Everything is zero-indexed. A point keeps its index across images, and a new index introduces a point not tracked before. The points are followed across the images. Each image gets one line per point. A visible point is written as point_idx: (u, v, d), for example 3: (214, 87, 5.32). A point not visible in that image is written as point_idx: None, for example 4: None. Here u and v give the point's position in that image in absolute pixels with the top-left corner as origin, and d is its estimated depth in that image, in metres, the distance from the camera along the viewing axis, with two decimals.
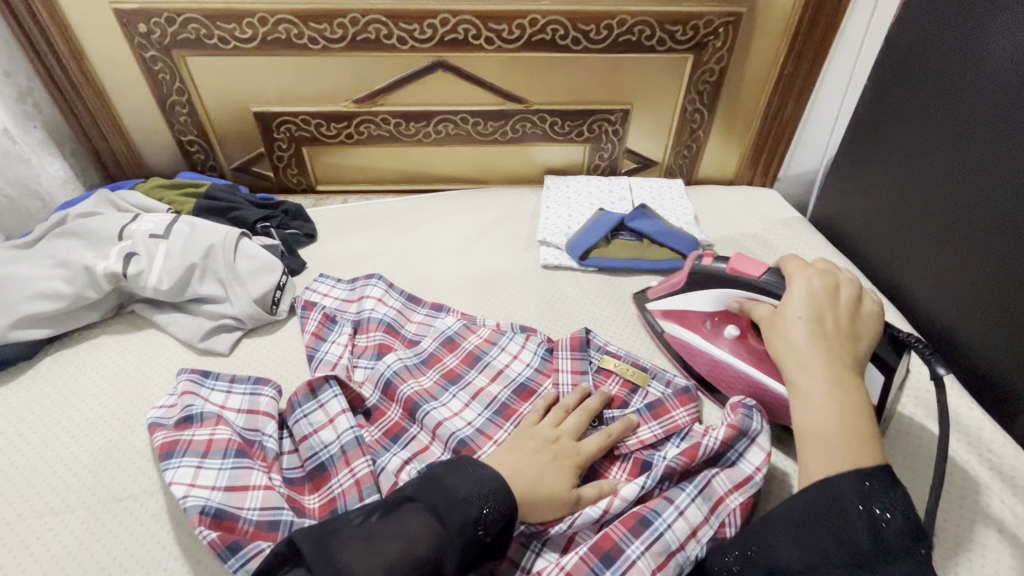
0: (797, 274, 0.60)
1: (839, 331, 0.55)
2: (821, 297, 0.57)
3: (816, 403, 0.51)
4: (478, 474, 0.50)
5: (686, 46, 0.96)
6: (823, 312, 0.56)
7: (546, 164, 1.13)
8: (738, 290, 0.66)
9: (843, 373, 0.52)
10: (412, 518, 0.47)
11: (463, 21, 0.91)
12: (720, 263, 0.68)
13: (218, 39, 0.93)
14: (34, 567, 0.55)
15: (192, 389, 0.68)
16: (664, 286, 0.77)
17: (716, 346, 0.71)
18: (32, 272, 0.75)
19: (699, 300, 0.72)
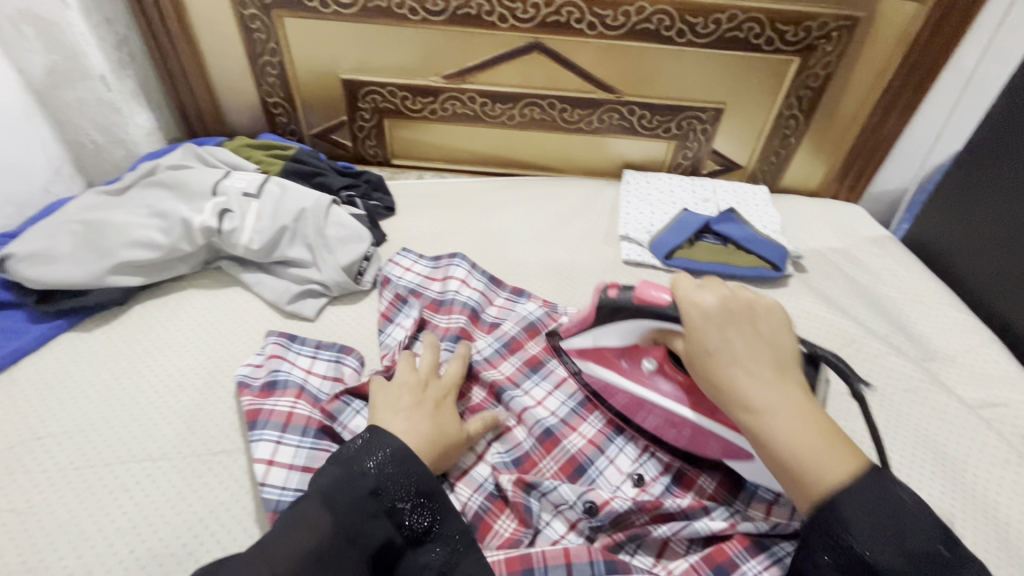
0: (690, 297, 0.52)
1: (756, 343, 0.49)
2: (716, 315, 0.51)
3: (796, 448, 0.44)
4: (372, 450, 0.49)
5: (794, 48, 0.92)
6: (728, 332, 0.50)
7: (625, 158, 1.11)
8: (658, 322, 0.55)
9: (791, 395, 0.47)
10: (314, 514, 0.45)
11: (568, 3, 0.89)
12: (627, 294, 0.56)
13: (320, 2, 0.92)
14: (133, 512, 0.55)
15: (279, 353, 0.67)
16: (571, 321, 0.63)
17: (636, 385, 0.60)
18: (128, 220, 0.75)
19: (608, 336, 0.60)
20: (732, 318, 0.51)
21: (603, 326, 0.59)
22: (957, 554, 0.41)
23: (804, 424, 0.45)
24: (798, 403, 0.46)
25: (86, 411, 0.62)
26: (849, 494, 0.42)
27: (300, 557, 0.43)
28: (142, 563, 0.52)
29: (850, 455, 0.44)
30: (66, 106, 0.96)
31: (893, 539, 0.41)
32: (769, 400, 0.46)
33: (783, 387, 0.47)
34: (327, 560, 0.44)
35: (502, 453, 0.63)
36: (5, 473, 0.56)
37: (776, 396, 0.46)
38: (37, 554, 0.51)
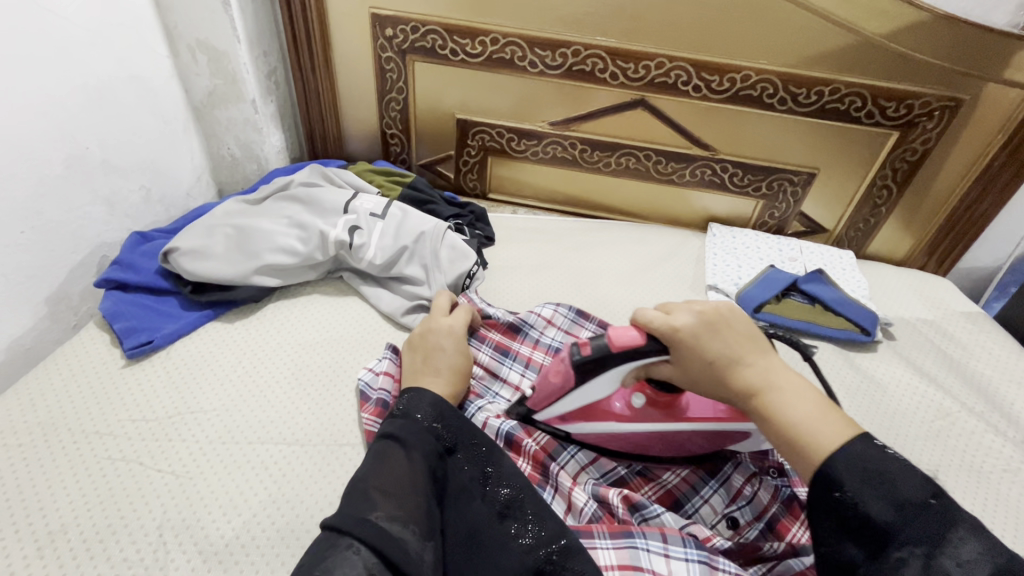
0: (672, 322, 0.57)
1: (738, 336, 0.57)
2: (701, 330, 0.56)
3: (815, 426, 0.50)
4: (419, 400, 0.59)
5: (895, 123, 0.95)
6: (714, 337, 0.56)
7: (711, 211, 1.15)
8: (633, 362, 0.60)
9: (796, 387, 0.53)
10: (391, 451, 0.54)
11: (677, 66, 0.96)
12: (600, 345, 0.59)
13: (450, 50, 1.03)
14: (271, 487, 0.61)
15: (393, 372, 0.72)
16: (544, 390, 0.65)
17: (638, 422, 0.64)
18: (272, 228, 0.84)
19: (593, 392, 0.63)
20: (706, 321, 0.57)
21: (586, 385, 0.62)
22: (944, 506, 0.44)
23: (804, 400, 0.52)
24: (799, 386, 0.53)
25: (229, 393, 0.70)
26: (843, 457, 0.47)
27: (395, 482, 0.51)
28: (282, 535, 0.57)
29: (840, 420, 0.50)
30: (217, 123, 1.09)
31: (884, 490, 0.45)
32: (766, 379, 0.54)
33: (774, 370, 0.55)
34: (412, 483, 0.51)
35: (596, 477, 0.66)
36: (165, 441, 0.64)
37: (772, 377, 0.54)
38: (194, 515, 0.58)
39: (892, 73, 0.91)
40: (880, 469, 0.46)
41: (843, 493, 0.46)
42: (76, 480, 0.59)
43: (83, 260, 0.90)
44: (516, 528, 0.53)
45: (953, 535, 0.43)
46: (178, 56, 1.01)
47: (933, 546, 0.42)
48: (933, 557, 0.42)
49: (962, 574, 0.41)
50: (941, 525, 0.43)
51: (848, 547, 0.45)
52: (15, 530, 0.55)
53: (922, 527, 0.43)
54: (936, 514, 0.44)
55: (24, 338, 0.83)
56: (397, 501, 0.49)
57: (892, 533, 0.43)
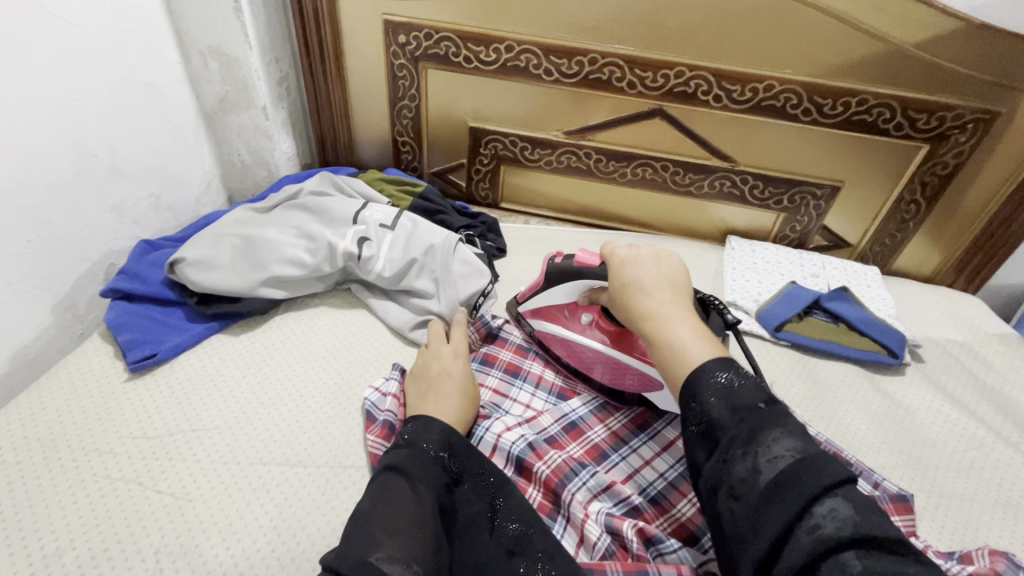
0: (613, 254, 0.65)
1: (659, 276, 0.61)
2: (629, 259, 0.63)
3: (682, 344, 0.53)
4: (426, 427, 0.57)
5: (925, 135, 0.91)
6: (637, 269, 0.62)
7: (729, 224, 1.12)
8: (585, 280, 0.71)
9: (691, 320, 0.56)
10: (397, 484, 0.50)
11: (698, 76, 0.93)
12: (568, 261, 0.72)
13: (464, 58, 1.01)
14: (273, 512, 0.59)
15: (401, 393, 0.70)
16: (532, 288, 0.80)
17: (577, 334, 0.75)
18: (280, 239, 0.83)
19: (555, 295, 0.76)
20: (645, 259, 0.63)
21: (551, 286, 0.75)
22: (778, 412, 0.46)
23: (687, 325, 0.55)
24: (687, 318, 0.56)
25: (232, 411, 0.68)
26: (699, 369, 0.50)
27: (403, 520, 0.47)
28: (282, 564, 0.55)
29: (714, 346, 0.53)
30: (227, 129, 1.08)
31: (725, 397, 0.47)
32: (661, 308, 0.57)
33: (674, 303, 0.58)
34: (420, 520, 0.48)
35: (610, 505, 0.63)
36: (166, 460, 0.62)
37: (667, 307, 0.57)
38: (193, 540, 0.56)
39: (923, 84, 0.87)
40: (728, 383, 0.48)
41: (693, 402, 0.49)
42: (74, 500, 0.58)
43: (90, 268, 0.89)
44: (525, 566, 0.52)
45: (770, 433, 0.44)
46: (189, 62, 0.99)
47: (748, 441, 0.44)
48: (749, 450, 0.44)
49: (767, 466, 0.42)
50: (764, 423, 0.45)
51: (696, 452, 0.48)
52: (9, 552, 0.53)
53: (743, 424, 0.45)
54: (763, 416, 0.45)
55: (30, 347, 0.82)
56: (404, 540, 0.46)
57: (723, 431, 0.46)
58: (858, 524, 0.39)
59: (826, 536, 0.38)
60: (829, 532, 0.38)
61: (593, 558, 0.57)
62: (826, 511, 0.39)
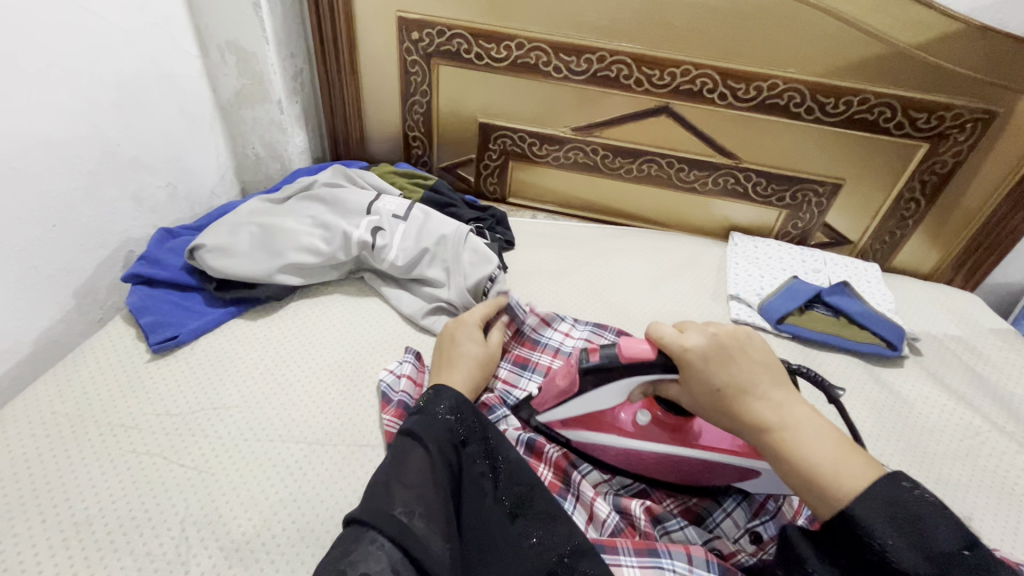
0: (687, 351, 0.54)
1: (753, 368, 0.53)
2: (712, 352, 0.53)
3: (829, 462, 0.46)
4: (442, 393, 0.58)
5: (925, 135, 0.94)
6: (729, 366, 0.53)
7: (732, 220, 1.14)
8: (642, 380, 0.59)
9: (828, 433, 0.49)
10: (412, 448, 0.53)
11: (703, 74, 0.95)
12: (609, 354, 0.59)
13: (475, 54, 1.03)
14: (294, 486, 0.61)
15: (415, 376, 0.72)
16: (553, 397, 0.66)
17: (633, 438, 0.63)
18: (296, 227, 0.85)
19: (597, 402, 0.63)
20: (721, 347, 0.54)
21: (588, 394, 0.63)
22: (982, 557, 0.40)
23: (820, 437, 0.48)
24: (813, 423, 0.50)
25: (251, 391, 0.71)
26: (868, 502, 0.43)
27: (417, 481, 0.50)
28: (302, 535, 0.57)
29: (865, 462, 0.46)
30: (242, 122, 1.10)
31: (913, 539, 0.41)
32: (783, 419, 0.50)
33: (790, 407, 0.51)
34: (431, 480, 0.51)
35: (616, 490, 0.66)
36: (188, 436, 0.65)
37: (787, 415, 0.50)
38: (216, 510, 0.58)
39: (923, 83, 0.90)
40: (912, 511, 0.41)
41: (871, 541, 0.42)
42: (100, 472, 0.60)
43: (110, 255, 0.91)
44: (530, 529, 0.53)
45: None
46: (208, 56, 1.02)
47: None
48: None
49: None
50: None
51: None
52: (41, 519, 0.56)
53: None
54: (972, 569, 0.39)
55: (51, 330, 0.84)
56: (420, 496, 0.49)
57: None
58: None
59: None
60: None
61: (604, 533, 0.59)
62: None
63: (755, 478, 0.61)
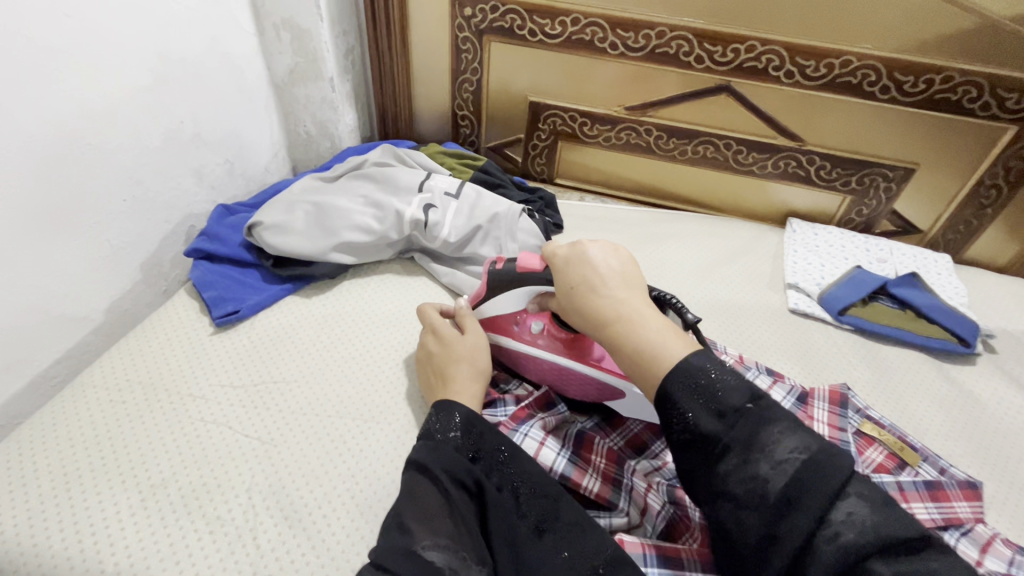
0: (558, 258, 0.59)
1: (615, 274, 0.55)
2: (572, 257, 0.57)
3: (661, 340, 0.49)
4: (447, 412, 0.58)
5: (1014, 116, 0.87)
6: (588, 263, 0.56)
7: (789, 206, 1.10)
8: (531, 287, 0.67)
9: (671, 328, 0.50)
10: (423, 481, 0.53)
11: (770, 50, 0.90)
12: (510, 268, 0.69)
13: (528, 31, 1.01)
14: (351, 462, 0.63)
15: None
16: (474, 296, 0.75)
17: (525, 345, 0.71)
18: (349, 206, 0.86)
19: (500, 306, 0.72)
20: (587, 252, 0.57)
21: (496, 295, 0.71)
22: (764, 408, 0.44)
23: (656, 323, 0.51)
24: (650, 316, 0.51)
25: (307, 366, 0.72)
26: (674, 374, 0.46)
27: (426, 516, 0.50)
28: (360, 510, 0.59)
29: (690, 343, 0.49)
30: (295, 100, 1.12)
31: (708, 401, 0.45)
32: (618, 304, 0.53)
33: (630, 296, 0.53)
34: (442, 510, 0.51)
35: (671, 479, 0.64)
36: (253, 407, 0.67)
37: (626, 304, 0.53)
38: (280, 482, 0.60)
39: (1016, 59, 0.83)
40: (713, 385, 0.45)
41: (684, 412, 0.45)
42: (173, 439, 0.63)
43: (173, 229, 0.95)
44: (556, 542, 0.52)
45: (771, 433, 0.43)
46: (263, 34, 1.03)
47: (750, 447, 0.43)
48: (748, 460, 0.42)
49: (774, 475, 0.42)
50: (757, 427, 0.43)
51: (690, 459, 0.45)
52: (121, 481, 0.59)
53: (740, 432, 0.43)
54: (752, 417, 0.44)
55: (123, 301, 0.88)
56: (434, 526, 0.50)
57: (717, 440, 0.44)
58: (876, 526, 0.40)
59: (848, 545, 0.39)
60: (849, 542, 0.39)
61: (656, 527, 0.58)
62: (843, 517, 0.40)
63: (621, 401, 0.67)
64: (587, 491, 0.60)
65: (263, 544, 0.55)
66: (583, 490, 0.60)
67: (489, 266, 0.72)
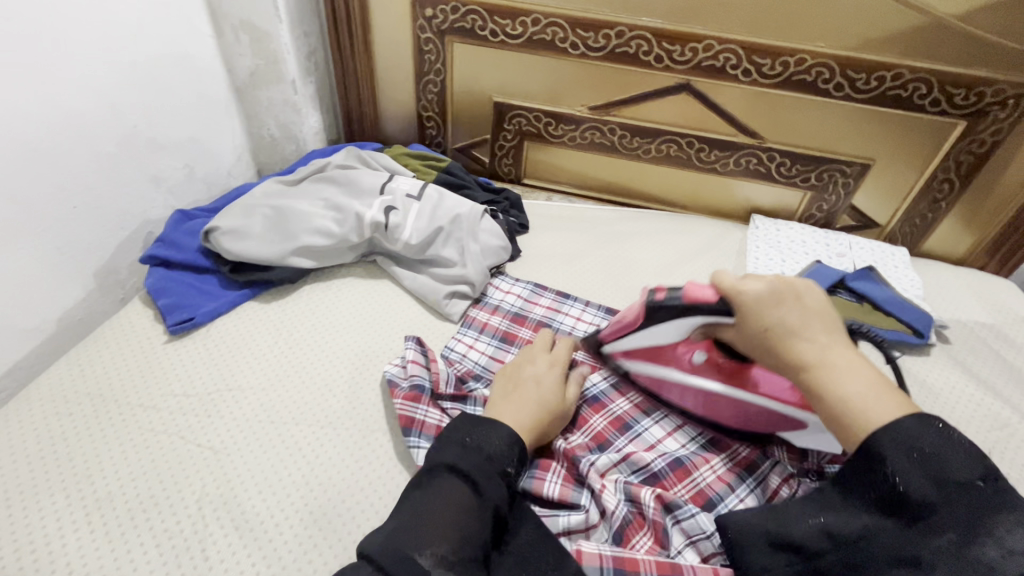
0: (740, 292, 0.56)
1: (808, 314, 0.54)
2: (768, 296, 0.55)
3: (869, 394, 0.48)
4: (500, 429, 0.56)
5: (963, 111, 0.89)
6: (778, 304, 0.54)
7: (752, 202, 1.11)
8: (698, 321, 0.61)
9: (882, 382, 0.49)
10: (454, 487, 0.50)
11: (727, 49, 0.91)
12: (675, 297, 0.61)
13: (490, 31, 1.01)
14: (305, 469, 0.62)
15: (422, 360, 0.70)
16: (615, 325, 0.70)
17: (685, 373, 0.67)
18: (310, 210, 0.85)
19: (657, 335, 0.66)
20: (778, 292, 0.55)
21: (652, 327, 0.65)
22: (996, 489, 0.44)
23: (859, 376, 0.49)
24: (857, 365, 0.50)
25: (265, 373, 0.71)
26: (886, 433, 0.45)
27: (445, 526, 0.48)
28: (313, 517, 0.58)
29: (902, 403, 0.47)
30: (257, 103, 1.10)
31: (929, 471, 0.44)
32: (823, 353, 0.51)
33: (833, 344, 0.52)
34: (460, 523, 0.49)
35: (628, 474, 0.64)
36: (205, 416, 0.66)
37: (831, 353, 0.51)
38: (231, 491, 0.59)
39: (963, 56, 0.85)
40: (933, 449, 0.44)
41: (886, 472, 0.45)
42: (121, 451, 0.62)
43: (130, 236, 0.93)
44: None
45: (999, 522, 0.42)
46: (221, 36, 1.01)
47: (972, 530, 0.42)
48: (971, 539, 0.42)
49: (1005, 563, 0.41)
50: (988, 507, 0.43)
51: (876, 516, 0.46)
52: (65, 496, 0.58)
53: (962, 507, 0.43)
54: (982, 497, 0.43)
55: (76, 310, 0.86)
56: (447, 537, 0.47)
57: (929, 510, 0.44)
58: None
59: None
60: None
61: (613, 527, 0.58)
62: None
63: (801, 431, 0.62)
64: (549, 497, 0.60)
65: (212, 555, 0.55)
66: (544, 496, 0.60)
67: (644, 295, 0.65)
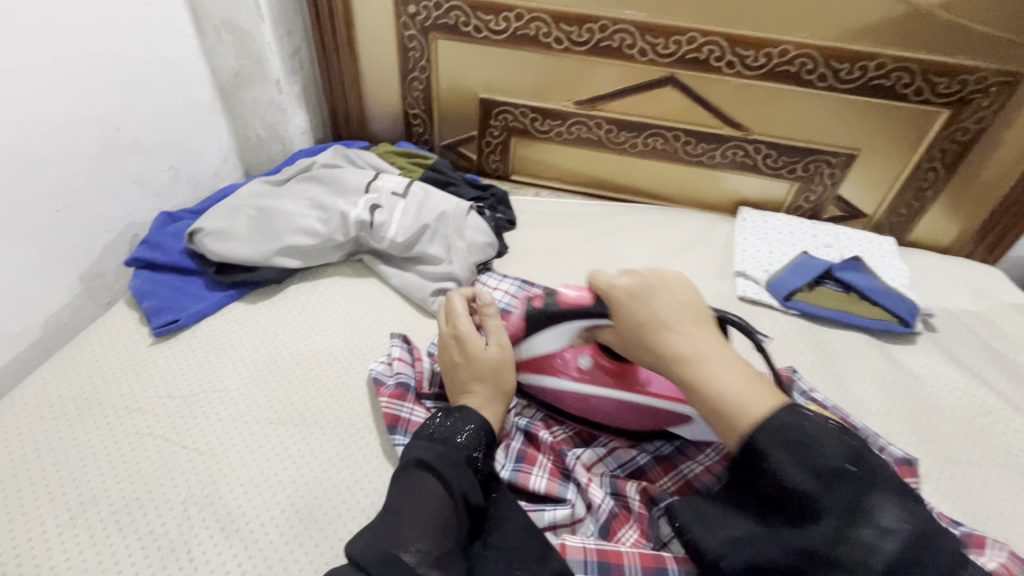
0: (615, 291, 0.54)
1: (687, 312, 0.52)
2: (638, 288, 0.54)
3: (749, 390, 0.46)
4: (467, 421, 0.57)
5: (946, 100, 0.89)
6: (651, 299, 0.53)
7: (740, 195, 1.11)
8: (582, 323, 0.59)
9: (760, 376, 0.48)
10: (425, 478, 0.51)
11: (711, 41, 0.91)
12: (553, 300, 0.60)
13: (473, 27, 1.01)
14: (291, 468, 0.62)
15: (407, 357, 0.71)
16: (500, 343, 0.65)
17: (574, 384, 0.63)
18: (294, 210, 0.85)
19: (543, 346, 0.62)
20: (651, 286, 0.54)
21: (534, 334, 0.62)
22: (869, 470, 0.42)
23: (730, 372, 0.48)
24: (722, 355, 0.49)
25: (250, 373, 0.71)
26: (763, 426, 0.44)
27: (418, 515, 0.48)
28: (298, 517, 0.58)
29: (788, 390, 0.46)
30: (242, 103, 1.09)
31: (801, 457, 0.42)
32: (694, 347, 0.50)
33: (704, 337, 0.51)
34: (435, 511, 0.49)
35: (614, 469, 0.65)
36: (191, 417, 0.66)
37: (706, 348, 0.50)
38: (216, 492, 0.59)
39: (946, 45, 0.85)
40: (803, 430, 0.43)
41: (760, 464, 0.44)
42: (105, 454, 0.61)
43: (115, 240, 0.92)
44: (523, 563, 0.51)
45: (871, 499, 0.41)
46: (204, 36, 1.00)
47: (852, 514, 0.40)
48: (852, 526, 0.40)
49: (882, 546, 0.39)
50: (860, 491, 0.41)
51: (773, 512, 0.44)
52: (49, 499, 0.57)
53: (840, 494, 0.41)
54: (856, 481, 0.41)
55: (61, 314, 0.86)
56: (426, 528, 0.47)
57: (811, 498, 0.41)
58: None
59: None
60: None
61: (598, 520, 0.58)
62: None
63: (686, 422, 0.61)
64: (536, 491, 0.60)
65: (197, 557, 0.54)
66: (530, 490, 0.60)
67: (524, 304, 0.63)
